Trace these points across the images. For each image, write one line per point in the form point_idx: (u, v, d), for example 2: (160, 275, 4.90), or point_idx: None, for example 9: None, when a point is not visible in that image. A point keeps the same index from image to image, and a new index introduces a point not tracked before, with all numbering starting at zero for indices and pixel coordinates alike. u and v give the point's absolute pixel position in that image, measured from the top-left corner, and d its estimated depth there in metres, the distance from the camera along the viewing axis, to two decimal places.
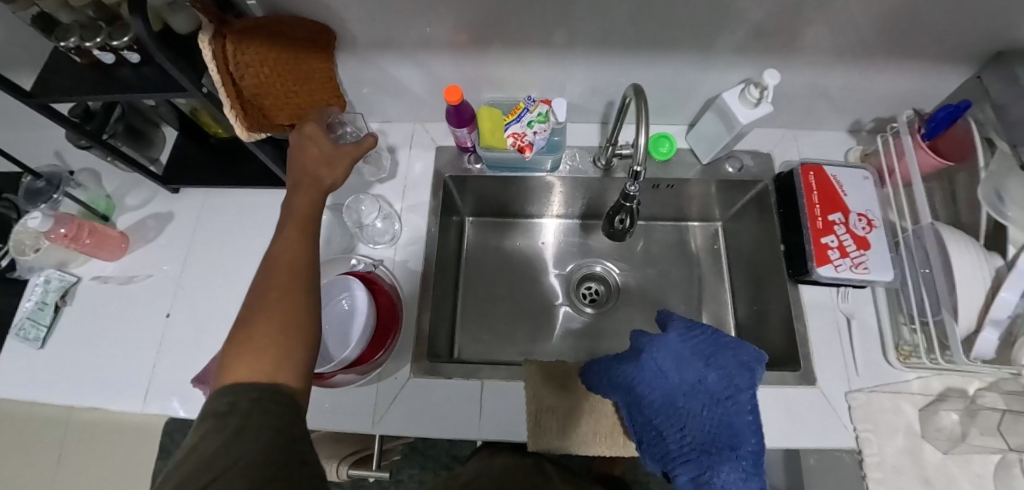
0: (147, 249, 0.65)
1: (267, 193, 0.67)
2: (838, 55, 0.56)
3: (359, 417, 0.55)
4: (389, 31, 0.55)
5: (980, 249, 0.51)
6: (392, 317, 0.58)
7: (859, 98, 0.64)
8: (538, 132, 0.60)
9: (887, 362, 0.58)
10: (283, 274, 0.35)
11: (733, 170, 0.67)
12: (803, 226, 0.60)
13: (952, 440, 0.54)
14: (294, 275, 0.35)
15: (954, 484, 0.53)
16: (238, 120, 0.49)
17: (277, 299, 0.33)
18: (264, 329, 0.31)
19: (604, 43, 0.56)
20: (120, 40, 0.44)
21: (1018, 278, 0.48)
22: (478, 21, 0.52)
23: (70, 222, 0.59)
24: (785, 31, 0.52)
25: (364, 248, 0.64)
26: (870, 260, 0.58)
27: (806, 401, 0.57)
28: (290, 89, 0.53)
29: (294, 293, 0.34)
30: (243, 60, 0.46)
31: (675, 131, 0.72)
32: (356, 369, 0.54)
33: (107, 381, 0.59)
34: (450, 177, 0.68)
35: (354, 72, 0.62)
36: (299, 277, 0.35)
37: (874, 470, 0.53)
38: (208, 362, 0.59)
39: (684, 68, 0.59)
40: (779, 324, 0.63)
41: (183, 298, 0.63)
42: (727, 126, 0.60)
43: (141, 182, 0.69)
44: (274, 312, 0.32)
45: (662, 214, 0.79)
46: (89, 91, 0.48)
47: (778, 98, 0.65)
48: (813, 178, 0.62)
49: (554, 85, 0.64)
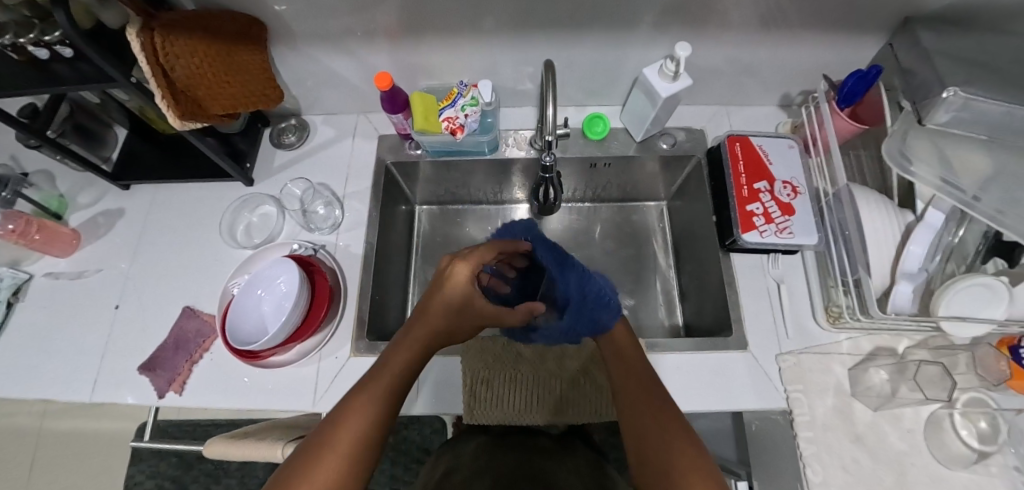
0: (100, 245, 0.68)
1: (218, 186, 0.71)
2: (749, 30, 0.58)
3: (297, 397, 0.56)
4: (316, 22, 0.57)
5: (891, 206, 0.52)
6: (324, 298, 0.59)
7: (781, 72, 0.66)
8: (470, 115, 0.63)
9: (818, 324, 0.59)
10: (362, 418, 0.38)
11: (667, 145, 0.71)
12: (729, 195, 0.62)
13: (882, 399, 0.55)
14: (375, 418, 0.39)
15: (884, 442, 0.53)
16: (170, 109, 0.51)
17: (346, 441, 0.37)
18: (330, 464, 0.35)
19: (524, 27, 0.58)
20: (51, 34, 0.47)
21: (924, 230, 0.49)
22: (399, 7, 0.54)
23: (18, 218, 0.62)
24: (690, 7, 0.54)
25: (308, 233, 0.67)
26: (794, 224, 0.59)
27: (737, 365, 0.58)
28: (223, 79, 0.55)
29: (366, 435, 0.38)
30: (173, 53, 0.48)
31: (610, 112, 0.76)
32: (295, 345, 0.56)
33: (54, 373, 0.60)
34: (392, 163, 0.71)
35: (294, 65, 0.65)
36: (373, 414, 0.39)
37: (804, 430, 0.54)
38: (155, 349, 0.60)
39: (606, 47, 0.62)
40: (714, 291, 0.65)
41: (132, 290, 0.65)
42: (652, 102, 0.62)
43: (92, 182, 0.72)
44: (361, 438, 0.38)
45: (608, 195, 0.82)
46: (26, 85, 0.50)
47: (703, 75, 0.68)
48: (738, 148, 0.65)
49: (486, 70, 0.67)
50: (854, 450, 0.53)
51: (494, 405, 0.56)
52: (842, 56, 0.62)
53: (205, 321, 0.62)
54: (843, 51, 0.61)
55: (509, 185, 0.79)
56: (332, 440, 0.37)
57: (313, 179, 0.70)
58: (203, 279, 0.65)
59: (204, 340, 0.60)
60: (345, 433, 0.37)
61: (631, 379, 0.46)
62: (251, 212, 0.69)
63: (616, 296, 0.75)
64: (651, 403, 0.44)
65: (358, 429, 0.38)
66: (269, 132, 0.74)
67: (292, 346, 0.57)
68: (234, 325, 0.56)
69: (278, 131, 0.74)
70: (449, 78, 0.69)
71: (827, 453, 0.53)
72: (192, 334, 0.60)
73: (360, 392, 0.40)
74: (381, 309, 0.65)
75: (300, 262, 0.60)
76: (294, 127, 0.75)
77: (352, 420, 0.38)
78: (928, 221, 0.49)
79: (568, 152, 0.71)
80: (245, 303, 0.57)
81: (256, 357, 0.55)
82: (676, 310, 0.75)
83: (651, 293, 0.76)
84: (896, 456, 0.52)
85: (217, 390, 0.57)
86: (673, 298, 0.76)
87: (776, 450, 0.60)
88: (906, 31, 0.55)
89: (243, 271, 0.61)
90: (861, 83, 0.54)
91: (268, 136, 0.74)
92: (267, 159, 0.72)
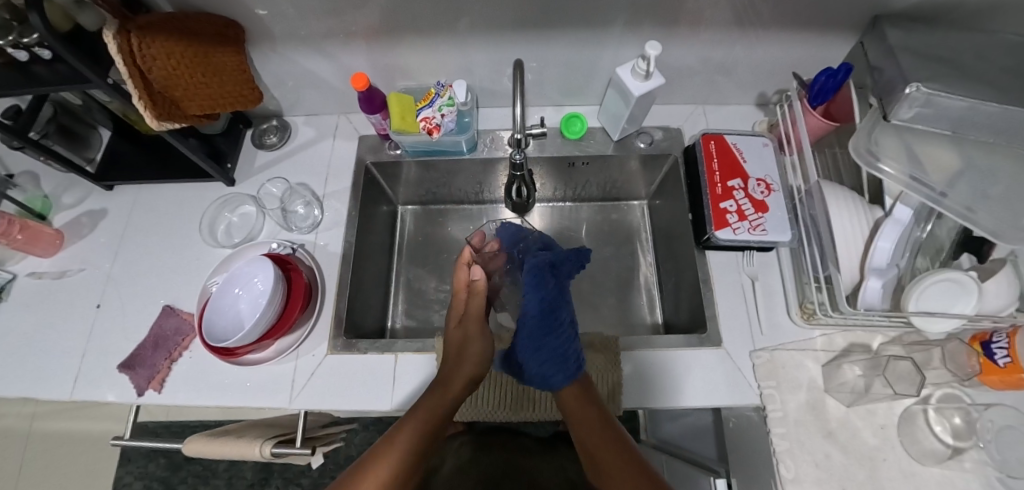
0: (83, 244, 0.69)
1: (201, 187, 0.71)
2: (720, 29, 0.59)
3: (273, 394, 0.57)
4: (293, 24, 0.58)
5: (860, 201, 0.53)
6: (300, 297, 0.59)
7: (755, 71, 0.67)
8: (446, 115, 0.63)
9: (793, 321, 0.60)
10: (394, 457, 0.39)
11: (643, 145, 0.72)
12: (704, 193, 0.63)
13: (856, 394, 0.55)
14: (404, 456, 0.40)
15: (858, 438, 0.53)
16: (148, 109, 0.52)
17: (378, 483, 0.38)
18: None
19: (498, 27, 0.59)
20: (29, 37, 0.48)
21: (891, 225, 0.50)
22: (373, 9, 0.55)
23: (1, 218, 0.62)
24: (660, 7, 0.55)
25: (289, 233, 0.67)
26: (768, 222, 0.60)
27: (710, 361, 0.58)
28: (200, 80, 0.56)
29: (393, 475, 0.39)
30: (149, 55, 0.49)
31: (589, 112, 0.76)
32: (270, 343, 0.56)
33: (34, 372, 0.61)
34: (372, 163, 0.72)
35: (274, 67, 0.66)
36: (404, 454, 0.40)
37: (777, 426, 0.54)
38: (134, 348, 0.61)
39: (580, 47, 0.63)
40: (690, 288, 0.65)
41: (114, 289, 0.65)
42: (626, 101, 0.63)
43: (75, 183, 0.73)
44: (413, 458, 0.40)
45: (590, 195, 0.83)
46: (6, 86, 0.51)
47: (679, 74, 0.69)
48: (713, 146, 0.65)
49: (464, 71, 0.68)
50: (826, 446, 0.53)
51: (468, 401, 0.58)
52: (814, 55, 0.63)
53: (184, 320, 0.62)
54: (815, 49, 0.62)
55: (490, 185, 0.79)
56: (364, 481, 0.38)
57: (291, 180, 0.71)
58: (184, 278, 0.65)
59: (183, 338, 0.60)
60: (375, 474, 0.38)
61: (580, 414, 0.47)
62: (231, 211, 0.70)
63: (596, 294, 0.76)
64: (600, 436, 0.45)
65: (386, 470, 0.39)
66: (251, 133, 0.75)
67: (269, 344, 0.57)
68: (209, 322, 0.57)
69: (259, 132, 0.75)
70: (428, 78, 0.70)
71: (799, 449, 0.53)
72: (172, 333, 0.61)
73: (393, 432, 0.41)
74: (359, 307, 0.66)
75: (278, 260, 0.61)
76: (276, 128, 0.75)
77: (384, 458, 0.39)
78: (896, 216, 0.50)
79: (546, 151, 0.72)
80: (222, 301, 0.58)
81: (232, 354, 0.56)
82: (654, 308, 0.75)
83: (631, 291, 0.76)
84: (867, 451, 0.53)
85: (195, 388, 0.58)
86: (652, 296, 0.76)
87: (752, 446, 0.60)
88: (875, 29, 0.55)
89: (220, 270, 0.62)
90: (831, 81, 0.54)
91: (250, 137, 0.75)
92: (248, 159, 0.73)
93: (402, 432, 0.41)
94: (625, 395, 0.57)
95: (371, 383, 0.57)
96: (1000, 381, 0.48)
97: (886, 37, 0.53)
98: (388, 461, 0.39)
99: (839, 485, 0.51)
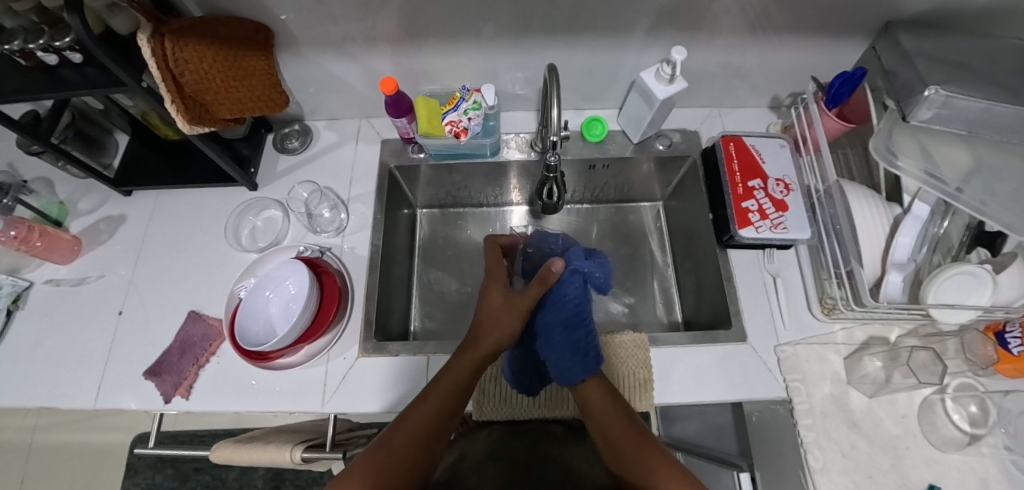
0: (102, 251, 0.68)
1: (224, 191, 0.71)
2: (738, 36, 0.61)
3: (306, 398, 0.56)
4: (323, 28, 0.58)
5: (879, 199, 0.55)
6: (333, 300, 0.60)
7: (769, 75, 0.69)
8: (473, 118, 0.65)
9: (814, 315, 0.62)
10: (423, 421, 0.44)
11: (662, 147, 0.74)
12: (726, 192, 0.65)
13: (877, 385, 0.57)
14: (430, 421, 0.45)
15: (881, 427, 0.55)
16: (180, 114, 0.52)
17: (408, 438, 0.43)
18: (397, 441, 0.42)
19: (525, 32, 0.60)
20: (61, 40, 0.47)
21: (911, 221, 0.52)
22: (405, 14, 0.56)
23: (20, 225, 0.61)
24: (684, 13, 0.57)
25: (314, 236, 0.68)
26: (788, 220, 0.62)
27: (736, 356, 0.59)
28: (230, 85, 0.56)
29: (420, 437, 0.44)
30: (181, 58, 0.49)
31: (606, 115, 0.78)
32: (304, 347, 0.57)
33: (55, 380, 0.59)
34: (395, 167, 0.73)
35: (298, 71, 0.66)
36: (435, 414, 0.45)
37: (804, 417, 0.56)
38: (160, 354, 0.60)
39: (604, 52, 0.64)
40: (713, 286, 0.67)
41: (136, 295, 0.65)
42: (649, 104, 0.65)
43: (92, 189, 0.72)
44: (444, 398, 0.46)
45: (606, 196, 0.84)
46: (33, 90, 0.50)
47: (696, 79, 0.71)
48: (732, 147, 0.67)
49: (487, 75, 0.69)
50: (851, 436, 0.55)
51: (500, 400, 0.59)
52: (827, 59, 0.65)
53: (210, 325, 0.61)
54: (829, 54, 0.64)
55: (509, 187, 0.80)
56: (395, 440, 0.43)
57: (319, 182, 0.72)
58: (208, 283, 0.65)
59: (210, 344, 0.60)
60: (403, 436, 0.43)
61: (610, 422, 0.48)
62: (255, 215, 0.70)
63: (616, 294, 0.77)
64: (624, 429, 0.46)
65: (413, 432, 0.44)
66: (272, 138, 0.75)
67: (302, 347, 0.57)
68: (242, 325, 0.58)
69: (280, 136, 0.75)
70: (450, 82, 0.71)
71: (826, 439, 0.54)
72: (197, 338, 0.60)
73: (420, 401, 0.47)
74: (386, 310, 0.66)
75: (308, 264, 0.61)
76: (297, 132, 0.76)
77: (414, 427, 0.44)
78: (915, 213, 0.53)
79: (568, 154, 0.74)
80: (253, 305, 0.59)
81: (265, 358, 0.56)
82: (674, 306, 0.76)
83: (650, 290, 0.78)
84: (891, 440, 0.54)
85: (224, 393, 0.57)
86: (671, 294, 0.77)
87: (777, 438, 0.61)
88: (887, 34, 0.58)
89: (248, 274, 0.62)
90: (846, 85, 0.56)
91: (270, 142, 0.75)
92: (271, 163, 0.73)
93: (432, 398, 0.46)
94: (656, 390, 0.58)
95: (408, 386, 0.57)
96: (1014, 369, 0.51)
97: (900, 42, 0.55)
98: (416, 422, 0.44)
99: (866, 473, 0.52)
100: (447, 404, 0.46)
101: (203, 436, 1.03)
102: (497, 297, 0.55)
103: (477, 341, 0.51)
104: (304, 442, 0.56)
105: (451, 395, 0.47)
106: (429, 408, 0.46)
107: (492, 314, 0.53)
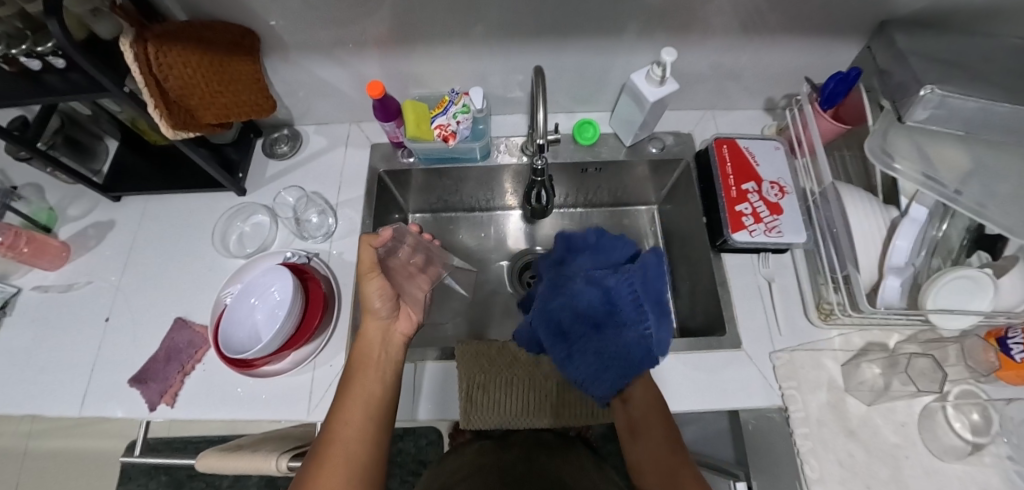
0: (90, 256, 0.68)
1: (214, 196, 0.71)
2: (729, 38, 0.60)
3: (292, 406, 0.55)
4: (312, 33, 0.58)
5: (876, 201, 0.54)
6: (317, 306, 0.59)
7: (762, 77, 0.69)
8: (461, 122, 0.64)
9: (810, 321, 0.60)
10: (351, 429, 0.44)
11: (655, 149, 0.73)
12: (719, 196, 0.64)
13: (876, 393, 0.55)
14: (363, 413, 0.45)
15: (880, 437, 0.53)
16: (163, 119, 0.51)
17: (344, 450, 0.43)
18: (352, 415, 0.45)
19: (514, 35, 0.59)
20: (43, 46, 0.47)
21: (909, 224, 0.51)
22: (391, 17, 0.55)
23: (8, 231, 0.62)
24: (674, 15, 0.56)
25: (303, 241, 0.67)
26: (783, 224, 0.61)
27: (729, 362, 0.58)
28: (215, 90, 0.55)
29: (357, 448, 0.43)
30: (165, 63, 0.48)
31: (599, 117, 0.77)
32: (289, 355, 0.56)
33: (39, 387, 0.59)
34: (385, 171, 0.72)
35: (286, 76, 0.66)
36: (357, 424, 0.44)
37: (800, 426, 0.54)
38: (145, 361, 0.59)
39: (594, 53, 0.63)
40: (707, 290, 0.66)
41: (123, 301, 0.64)
42: (640, 107, 0.64)
43: (82, 194, 0.72)
44: (358, 361, 0.49)
45: (600, 200, 0.83)
46: (16, 96, 0.49)
47: (690, 79, 0.70)
48: (725, 150, 0.66)
49: (477, 78, 0.68)
50: (850, 445, 0.53)
51: (489, 408, 0.56)
52: (822, 60, 0.64)
53: (197, 332, 0.61)
54: (823, 54, 0.63)
55: (501, 191, 0.79)
56: (327, 468, 0.41)
57: (307, 188, 0.71)
58: (197, 288, 0.65)
59: (195, 351, 0.59)
60: (338, 452, 0.42)
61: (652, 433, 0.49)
62: (243, 221, 0.70)
63: None
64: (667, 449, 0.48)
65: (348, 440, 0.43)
66: (262, 142, 0.75)
67: (286, 355, 0.56)
68: (226, 333, 0.57)
69: (270, 141, 0.75)
70: (439, 86, 0.70)
71: (822, 448, 0.53)
72: (184, 345, 0.60)
73: (337, 422, 0.45)
74: None
75: (295, 270, 0.61)
76: (287, 137, 0.75)
77: (340, 441, 0.43)
78: (912, 216, 0.51)
79: (559, 158, 0.73)
80: (238, 312, 0.58)
81: (249, 366, 0.55)
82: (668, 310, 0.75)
83: None
84: (890, 449, 0.53)
85: (209, 402, 0.56)
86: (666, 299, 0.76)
87: (775, 446, 0.60)
88: (883, 35, 0.57)
89: (234, 281, 0.62)
90: (841, 85, 0.55)
91: (261, 147, 0.75)
92: (259, 169, 0.73)
93: (348, 419, 0.45)
94: None
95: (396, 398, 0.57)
96: (1016, 376, 0.49)
97: (896, 41, 0.54)
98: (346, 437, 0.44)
99: (864, 484, 0.51)
100: (369, 404, 0.46)
101: (197, 443, 1.02)
102: (382, 332, 0.52)
103: (365, 334, 0.52)
104: (290, 451, 0.55)
105: (364, 416, 0.45)
106: (354, 418, 0.45)
107: (377, 341, 0.51)
